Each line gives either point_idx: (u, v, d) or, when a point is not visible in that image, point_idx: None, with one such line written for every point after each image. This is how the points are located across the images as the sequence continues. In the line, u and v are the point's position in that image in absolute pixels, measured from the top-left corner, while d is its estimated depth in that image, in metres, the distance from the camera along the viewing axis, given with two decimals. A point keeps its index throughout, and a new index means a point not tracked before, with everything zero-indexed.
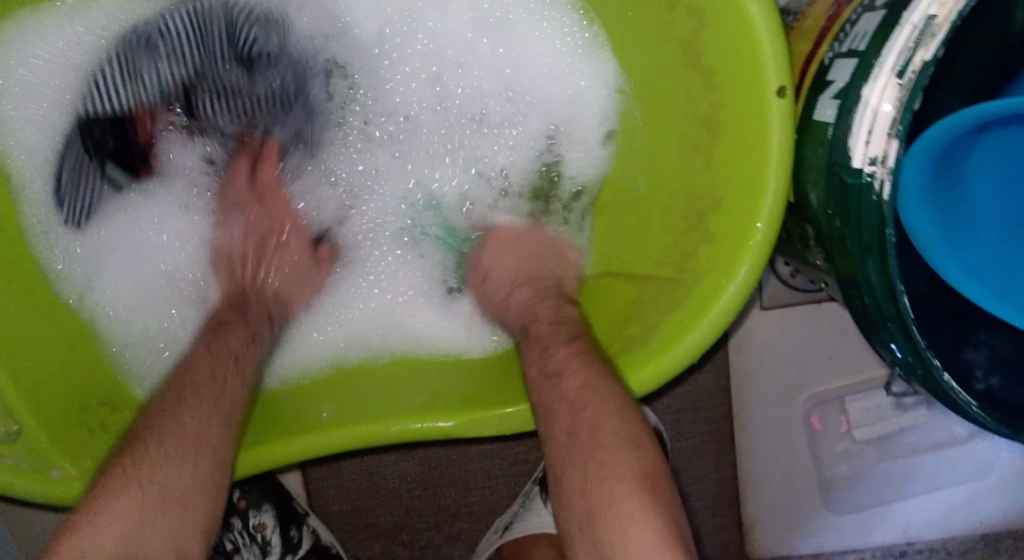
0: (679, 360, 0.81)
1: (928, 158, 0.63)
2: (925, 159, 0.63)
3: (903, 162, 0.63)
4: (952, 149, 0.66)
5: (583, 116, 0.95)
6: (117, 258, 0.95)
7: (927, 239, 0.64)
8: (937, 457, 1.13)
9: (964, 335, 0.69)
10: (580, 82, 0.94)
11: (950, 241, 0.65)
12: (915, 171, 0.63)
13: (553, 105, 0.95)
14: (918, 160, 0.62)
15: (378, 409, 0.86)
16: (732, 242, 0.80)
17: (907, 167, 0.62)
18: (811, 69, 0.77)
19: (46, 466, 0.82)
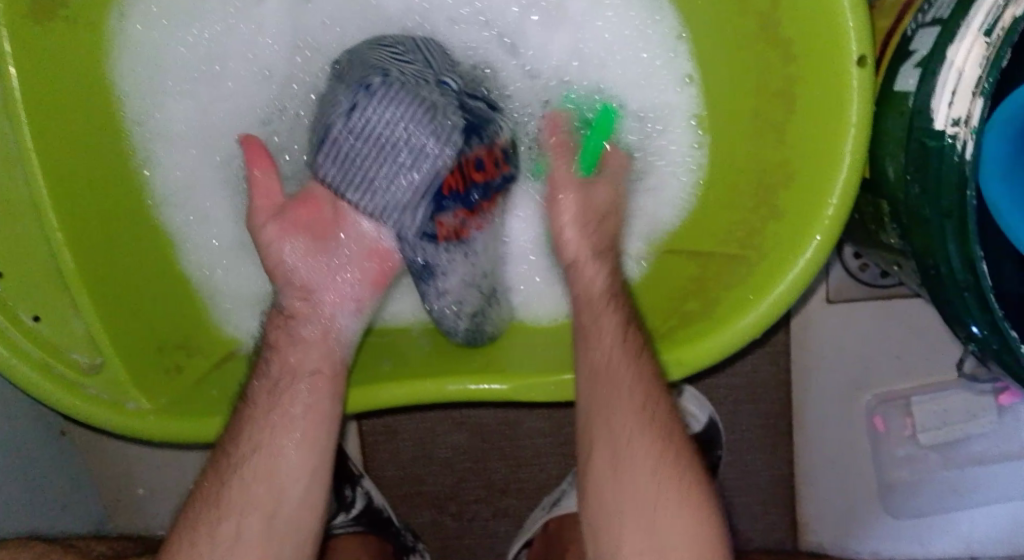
0: (744, 334, 0.80)
1: (1011, 126, 0.63)
2: (1008, 128, 0.63)
3: (985, 125, 0.62)
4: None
5: (662, 102, 0.94)
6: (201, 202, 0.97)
7: (1009, 217, 0.64)
8: (1007, 467, 1.09)
9: None
10: (664, 70, 0.94)
11: None
12: (997, 143, 0.64)
13: (636, 84, 0.95)
14: (1002, 130, 0.64)
15: (444, 368, 0.87)
16: (802, 219, 0.79)
17: (989, 139, 0.64)
18: (893, 42, 0.76)
19: (122, 398, 0.84)
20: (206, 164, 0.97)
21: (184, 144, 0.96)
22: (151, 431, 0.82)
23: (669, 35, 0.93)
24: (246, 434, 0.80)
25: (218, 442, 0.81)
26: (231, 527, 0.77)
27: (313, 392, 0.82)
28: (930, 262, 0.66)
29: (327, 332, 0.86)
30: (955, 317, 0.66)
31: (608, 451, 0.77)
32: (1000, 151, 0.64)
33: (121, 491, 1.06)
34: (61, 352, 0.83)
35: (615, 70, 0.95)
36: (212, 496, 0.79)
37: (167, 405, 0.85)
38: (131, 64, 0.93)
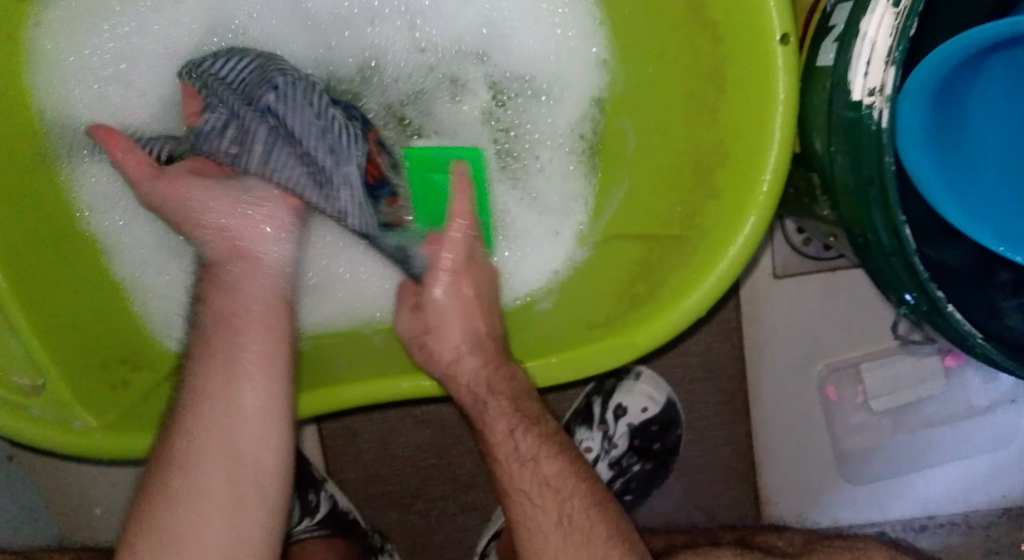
0: (688, 313, 0.81)
1: (925, 96, 0.64)
2: (922, 97, 0.64)
3: (902, 94, 0.63)
4: (947, 88, 0.66)
5: (581, 95, 0.97)
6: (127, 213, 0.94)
7: (931, 185, 0.65)
8: (958, 428, 1.12)
9: (967, 277, 0.70)
10: (586, 65, 0.96)
11: (943, 167, 0.66)
12: (911, 109, 0.64)
13: (551, 79, 0.97)
14: (916, 97, 0.64)
15: (396, 365, 0.88)
16: (737, 198, 0.80)
17: (905, 107, 0.64)
18: (815, 18, 0.78)
19: (68, 418, 0.83)
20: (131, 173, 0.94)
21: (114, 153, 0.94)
22: (100, 449, 0.82)
23: (590, 26, 0.95)
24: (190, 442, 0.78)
25: (151, 454, 0.79)
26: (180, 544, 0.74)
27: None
28: (859, 229, 0.67)
29: (275, 290, 0.83)
30: (886, 281, 0.68)
31: (525, 473, 0.86)
32: (915, 119, 0.64)
33: (76, 512, 1.04)
34: (2, 376, 0.82)
35: (522, 67, 0.98)
36: (159, 506, 0.76)
37: (114, 421, 0.84)
38: (54, 78, 0.92)
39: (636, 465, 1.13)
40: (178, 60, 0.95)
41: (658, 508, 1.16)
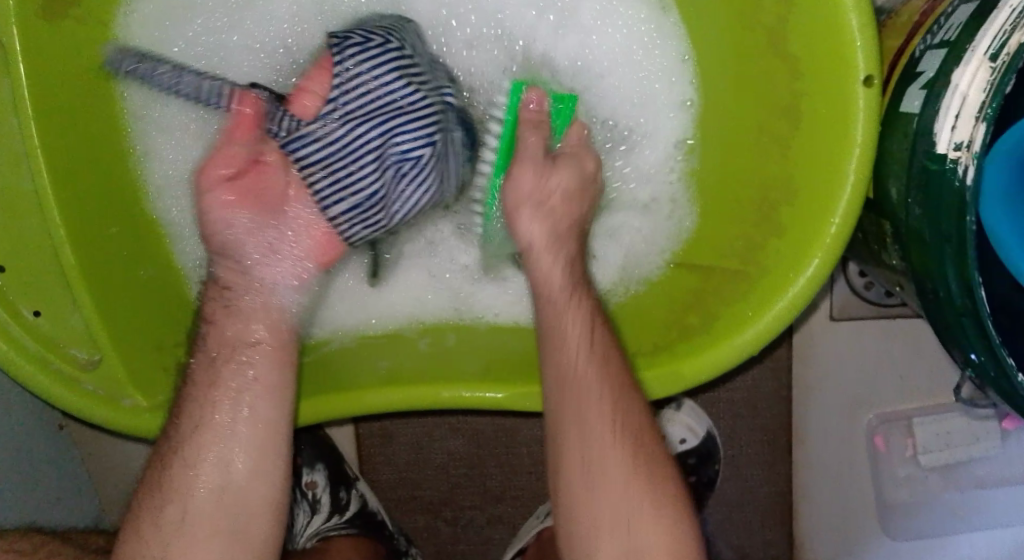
0: (740, 351, 0.79)
1: (1015, 158, 0.62)
2: (1011, 158, 0.62)
3: (989, 151, 0.61)
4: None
5: (669, 115, 0.93)
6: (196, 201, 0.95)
7: (1012, 249, 0.62)
8: (1010, 492, 1.08)
9: None
10: (676, 85, 0.92)
11: None
12: (1002, 163, 0.62)
13: (636, 103, 0.94)
14: (1010, 151, 0.62)
15: (438, 372, 0.87)
16: (802, 239, 0.78)
17: (993, 159, 0.62)
18: (902, 62, 0.75)
19: (119, 396, 0.84)
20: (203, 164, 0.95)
21: (188, 137, 0.95)
22: (146, 429, 0.83)
23: (682, 47, 0.91)
24: (190, 423, 0.78)
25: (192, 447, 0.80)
26: (178, 510, 0.76)
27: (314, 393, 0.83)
28: (929, 286, 0.65)
29: (268, 307, 0.84)
30: (953, 341, 0.65)
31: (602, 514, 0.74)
32: (1002, 173, 0.62)
33: (115, 484, 1.06)
34: (58, 348, 0.83)
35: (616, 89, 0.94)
36: (157, 486, 0.77)
37: (163, 402, 0.85)
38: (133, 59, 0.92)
39: None
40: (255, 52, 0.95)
41: None
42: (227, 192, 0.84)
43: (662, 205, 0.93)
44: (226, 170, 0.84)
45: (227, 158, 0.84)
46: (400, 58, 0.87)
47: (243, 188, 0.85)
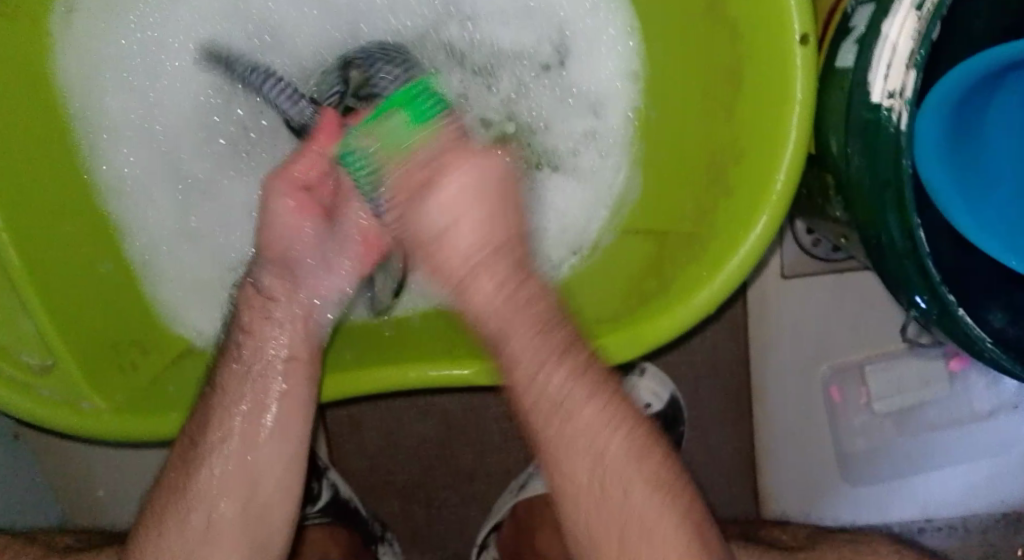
0: (699, 310, 0.81)
1: (940, 111, 0.64)
2: (938, 111, 0.63)
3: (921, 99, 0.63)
4: (965, 102, 0.66)
5: (608, 89, 0.96)
6: (147, 202, 0.96)
7: (944, 193, 0.64)
8: (960, 432, 1.13)
9: (977, 278, 0.70)
10: (614, 60, 0.95)
11: (958, 179, 0.65)
12: (932, 116, 0.64)
13: (588, 81, 0.96)
14: (937, 106, 0.64)
15: (403, 354, 0.88)
16: (751, 196, 0.80)
17: (926, 113, 0.63)
18: (834, 20, 0.78)
19: (76, 398, 0.83)
20: (155, 164, 0.97)
21: (139, 139, 0.96)
22: (108, 431, 0.82)
23: (622, 24, 0.94)
24: (220, 436, 0.81)
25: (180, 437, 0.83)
26: (202, 518, 0.80)
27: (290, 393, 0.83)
28: (872, 233, 0.67)
29: (277, 311, 0.85)
30: (899, 285, 0.68)
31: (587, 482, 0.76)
32: (936, 127, 0.64)
33: (80, 491, 1.05)
34: (11, 354, 0.81)
35: (575, 75, 0.97)
36: (179, 493, 0.81)
37: (122, 403, 0.84)
38: (72, 58, 0.91)
39: None
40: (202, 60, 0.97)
41: None
42: (288, 201, 0.84)
43: (607, 174, 0.96)
44: (299, 184, 0.83)
45: (292, 177, 0.83)
46: (395, 62, 0.91)
47: (312, 203, 0.84)
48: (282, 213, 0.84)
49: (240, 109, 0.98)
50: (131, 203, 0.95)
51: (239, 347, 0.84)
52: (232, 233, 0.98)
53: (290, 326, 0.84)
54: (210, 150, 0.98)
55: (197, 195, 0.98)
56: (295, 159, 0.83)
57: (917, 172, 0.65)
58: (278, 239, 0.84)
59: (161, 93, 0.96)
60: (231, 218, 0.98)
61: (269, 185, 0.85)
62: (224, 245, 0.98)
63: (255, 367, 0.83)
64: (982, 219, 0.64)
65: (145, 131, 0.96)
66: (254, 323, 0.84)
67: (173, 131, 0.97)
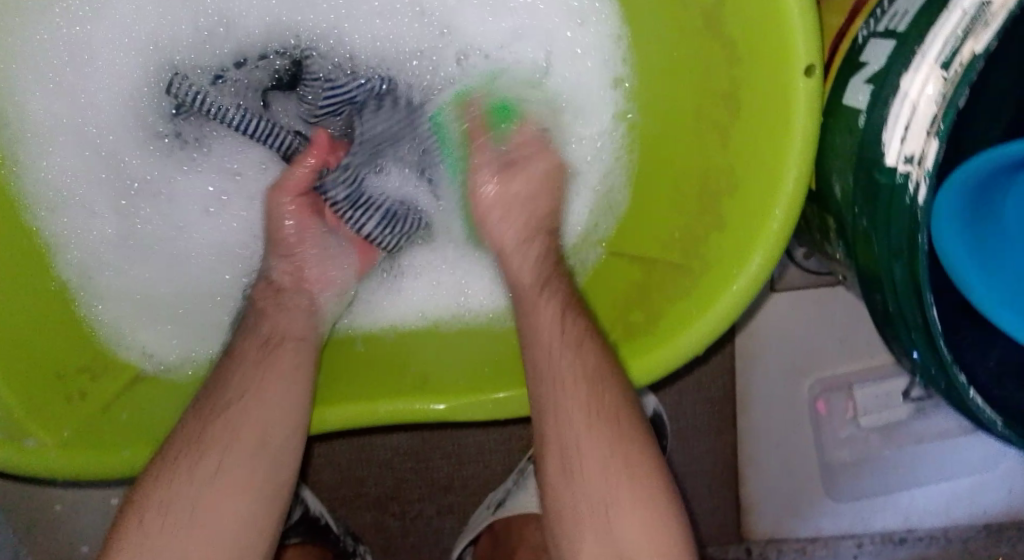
0: (693, 343, 0.76)
1: (967, 185, 0.61)
2: (963, 186, 0.61)
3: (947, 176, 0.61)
4: (996, 174, 0.62)
5: (593, 99, 0.89)
6: (101, 217, 0.91)
7: (964, 269, 0.62)
8: (944, 445, 1.10)
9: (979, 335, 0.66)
10: (605, 66, 0.88)
11: (981, 251, 0.63)
12: (953, 192, 0.61)
13: (570, 89, 0.89)
14: (958, 181, 0.61)
15: (378, 385, 0.83)
16: (745, 230, 0.75)
17: (943, 192, 0.61)
18: (843, 46, 0.72)
19: (20, 436, 0.77)
20: (101, 178, 0.91)
21: (77, 145, 0.90)
22: (55, 468, 0.76)
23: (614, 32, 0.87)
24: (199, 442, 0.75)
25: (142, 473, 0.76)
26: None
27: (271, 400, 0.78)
28: (880, 294, 0.63)
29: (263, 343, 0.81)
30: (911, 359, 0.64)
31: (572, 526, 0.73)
32: (955, 203, 0.61)
33: (35, 510, 1.01)
34: None
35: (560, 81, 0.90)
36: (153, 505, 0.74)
37: (71, 438, 0.78)
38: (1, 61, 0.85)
39: None
40: (142, 54, 0.90)
41: None
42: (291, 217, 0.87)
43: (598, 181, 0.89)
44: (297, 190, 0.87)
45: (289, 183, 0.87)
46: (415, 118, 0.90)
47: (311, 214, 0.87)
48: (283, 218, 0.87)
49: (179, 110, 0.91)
50: (70, 214, 0.89)
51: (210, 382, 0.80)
52: (193, 239, 0.93)
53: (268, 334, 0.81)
54: (149, 146, 0.92)
55: (148, 201, 0.92)
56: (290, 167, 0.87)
57: (933, 242, 0.63)
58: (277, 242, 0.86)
59: (100, 91, 0.90)
60: (190, 216, 0.93)
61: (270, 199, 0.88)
62: (187, 259, 0.93)
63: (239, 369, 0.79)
64: (1005, 295, 0.62)
65: (86, 138, 0.90)
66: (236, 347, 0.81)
67: (113, 135, 0.91)
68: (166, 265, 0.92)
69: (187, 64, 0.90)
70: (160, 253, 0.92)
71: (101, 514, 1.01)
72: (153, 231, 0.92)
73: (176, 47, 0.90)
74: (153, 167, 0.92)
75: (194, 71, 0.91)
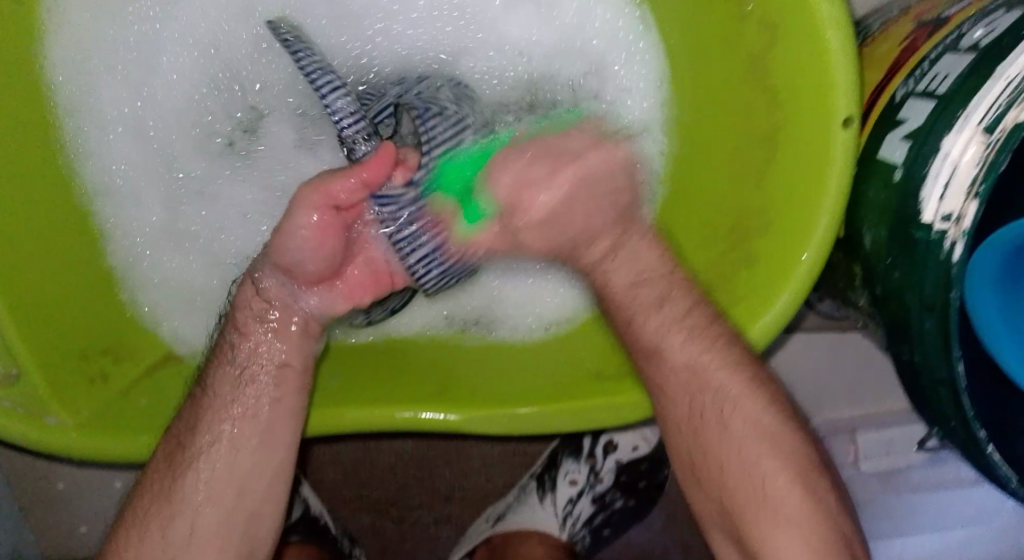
0: (754, 347, 0.76)
1: (1001, 250, 0.65)
2: (997, 251, 0.65)
3: (989, 241, 0.65)
4: None
5: (625, 125, 0.91)
6: (138, 202, 0.92)
7: (990, 328, 0.65)
8: (942, 498, 1.08)
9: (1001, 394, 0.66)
10: (640, 97, 0.91)
11: (1010, 316, 0.65)
12: (987, 255, 0.65)
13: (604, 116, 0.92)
14: (995, 246, 0.65)
15: (394, 390, 0.83)
16: (774, 269, 0.75)
17: (985, 252, 0.65)
18: (881, 101, 0.73)
19: (41, 413, 0.78)
20: (143, 166, 0.93)
21: (132, 137, 0.92)
22: (73, 448, 0.78)
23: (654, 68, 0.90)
24: (202, 436, 0.78)
25: (165, 456, 0.78)
26: (184, 527, 0.77)
27: (277, 396, 0.79)
28: (906, 346, 0.66)
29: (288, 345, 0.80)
30: (936, 415, 0.66)
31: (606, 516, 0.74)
32: (991, 267, 0.65)
33: (36, 487, 1.02)
34: None
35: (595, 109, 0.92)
36: (160, 498, 0.78)
37: (90, 419, 0.80)
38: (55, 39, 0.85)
39: (619, 501, 1.06)
40: (201, 56, 0.93)
41: (634, 539, 1.10)
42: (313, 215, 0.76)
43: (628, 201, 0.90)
44: (330, 201, 0.76)
45: (328, 191, 0.76)
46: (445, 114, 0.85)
47: (336, 225, 0.77)
48: (300, 229, 0.76)
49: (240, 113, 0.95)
50: (119, 203, 0.91)
51: (228, 372, 0.79)
52: (231, 232, 0.94)
53: (274, 325, 0.80)
54: (202, 145, 0.94)
55: (190, 193, 0.94)
56: (338, 176, 0.77)
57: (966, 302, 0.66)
58: (286, 251, 0.77)
59: (153, 87, 0.92)
60: (229, 218, 0.94)
61: (298, 195, 0.77)
62: (218, 250, 0.94)
63: (235, 362, 0.79)
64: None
65: (132, 128, 0.92)
66: (246, 333, 0.80)
67: (168, 130, 0.93)
68: (197, 254, 0.93)
69: (249, 70, 0.94)
70: (194, 241, 0.93)
71: (102, 496, 1.02)
72: (189, 221, 0.93)
73: (236, 55, 0.94)
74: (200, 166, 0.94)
75: (251, 76, 0.94)
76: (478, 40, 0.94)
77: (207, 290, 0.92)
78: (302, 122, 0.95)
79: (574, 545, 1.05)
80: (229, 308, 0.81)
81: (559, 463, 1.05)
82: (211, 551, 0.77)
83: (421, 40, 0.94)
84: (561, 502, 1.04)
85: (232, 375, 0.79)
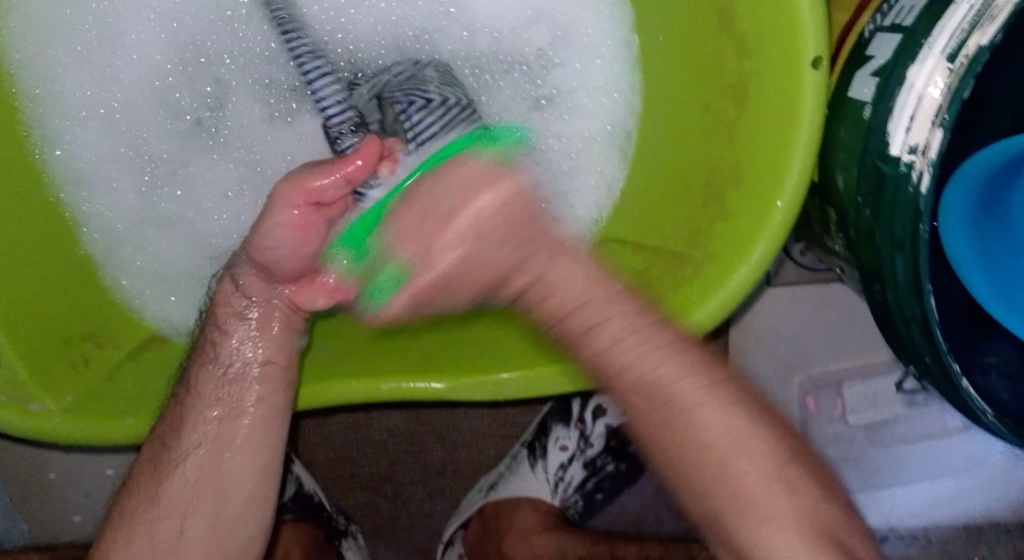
0: (729, 300, 0.75)
1: (976, 181, 0.65)
2: (972, 184, 0.65)
3: (965, 170, 0.64)
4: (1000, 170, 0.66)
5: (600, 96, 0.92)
6: (114, 190, 0.92)
7: (965, 263, 0.66)
8: (931, 447, 1.08)
9: (961, 327, 0.69)
10: (612, 63, 0.91)
11: (983, 249, 0.67)
12: (962, 189, 0.65)
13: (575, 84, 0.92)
14: (970, 178, 0.65)
15: (375, 363, 0.82)
16: (750, 220, 0.75)
17: (956, 187, 0.65)
18: (849, 42, 0.73)
19: (24, 399, 0.78)
20: (117, 152, 0.93)
21: (102, 125, 0.92)
22: (58, 434, 0.77)
23: (619, 33, 0.90)
24: (190, 425, 0.78)
25: (151, 438, 0.78)
26: (171, 527, 0.77)
27: (256, 395, 0.79)
28: (877, 285, 0.67)
29: (272, 321, 0.80)
30: (910, 354, 0.67)
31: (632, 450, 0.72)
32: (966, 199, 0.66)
33: (28, 480, 1.02)
34: None
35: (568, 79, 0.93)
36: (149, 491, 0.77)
37: (74, 403, 0.79)
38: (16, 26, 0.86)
39: (610, 466, 1.06)
40: (164, 32, 0.93)
41: (627, 504, 1.10)
42: (293, 213, 0.75)
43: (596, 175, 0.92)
44: (311, 199, 0.74)
45: (305, 187, 0.74)
46: (430, 103, 0.81)
47: (318, 222, 0.76)
48: (278, 228, 0.76)
49: (206, 84, 0.94)
50: (92, 193, 0.91)
51: (207, 352, 0.79)
52: (211, 215, 0.94)
53: (252, 324, 0.79)
54: (173, 128, 0.94)
55: (167, 179, 0.93)
56: (316, 172, 0.75)
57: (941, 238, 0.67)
58: (263, 249, 0.77)
59: (120, 69, 0.92)
60: (213, 198, 0.94)
61: (278, 190, 0.76)
62: (197, 233, 0.93)
63: (219, 361, 0.79)
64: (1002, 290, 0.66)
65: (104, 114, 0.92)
66: (217, 318, 0.80)
67: (135, 110, 0.93)
68: (176, 239, 0.93)
69: (214, 39, 0.94)
70: (169, 227, 0.93)
71: (94, 487, 1.02)
72: (163, 206, 0.93)
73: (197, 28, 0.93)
74: (174, 148, 0.94)
75: (217, 47, 0.94)
76: (450, 16, 0.94)
77: (187, 274, 0.92)
78: (267, 94, 0.94)
79: (565, 509, 1.07)
80: (209, 306, 0.81)
81: (549, 430, 1.05)
82: (199, 541, 0.77)
83: (394, 13, 0.94)
84: (553, 468, 1.05)
85: (211, 358, 0.79)
